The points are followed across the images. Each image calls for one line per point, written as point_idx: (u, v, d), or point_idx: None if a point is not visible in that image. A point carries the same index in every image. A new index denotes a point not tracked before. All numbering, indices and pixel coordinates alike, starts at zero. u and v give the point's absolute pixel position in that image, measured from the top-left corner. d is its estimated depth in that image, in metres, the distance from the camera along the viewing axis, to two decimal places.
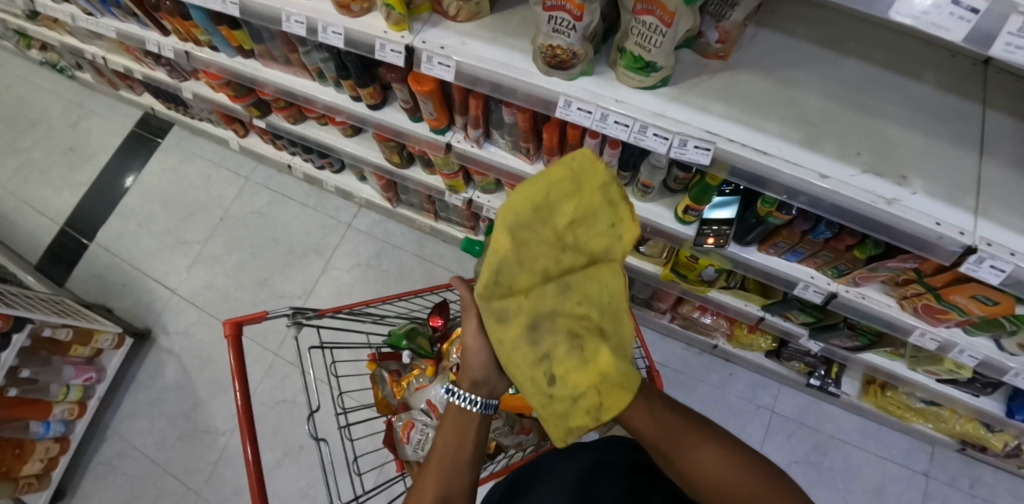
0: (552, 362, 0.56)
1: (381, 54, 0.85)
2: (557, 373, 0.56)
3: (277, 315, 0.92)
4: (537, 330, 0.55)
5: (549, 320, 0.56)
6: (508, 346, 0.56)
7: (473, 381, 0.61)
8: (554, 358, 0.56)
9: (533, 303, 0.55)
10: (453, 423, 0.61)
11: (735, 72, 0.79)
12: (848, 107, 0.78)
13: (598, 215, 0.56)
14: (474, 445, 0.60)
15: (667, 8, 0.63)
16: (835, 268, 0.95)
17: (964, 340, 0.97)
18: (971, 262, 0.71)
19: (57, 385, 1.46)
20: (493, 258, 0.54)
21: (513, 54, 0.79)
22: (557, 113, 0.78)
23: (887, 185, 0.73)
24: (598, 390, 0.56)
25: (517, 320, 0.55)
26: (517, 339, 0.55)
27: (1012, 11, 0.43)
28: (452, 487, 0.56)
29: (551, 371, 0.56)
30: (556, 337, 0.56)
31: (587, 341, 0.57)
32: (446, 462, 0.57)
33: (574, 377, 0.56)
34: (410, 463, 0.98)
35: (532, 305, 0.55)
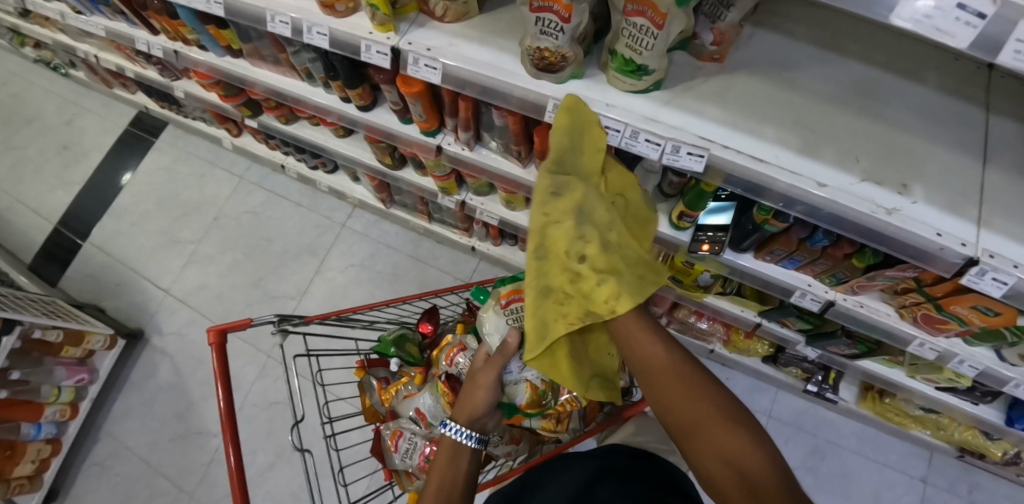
0: (582, 239, 0.61)
1: (366, 55, 0.83)
2: (588, 250, 0.60)
3: (262, 322, 0.90)
4: (578, 207, 0.62)
5: (583, 202, 0.62)
6: (543, 229, 0.63)
7: (467, 417, 0.72)
8: (584, 236, 0.60)
9: (574, 188, 0.63)
10: (449, 450, 0.67)
11: (731, 74, 0.77)
12: (848, 111, 0.76)
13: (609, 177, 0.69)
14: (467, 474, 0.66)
15: (659, 9, 0.60)
16: (833, 276, 0.93)
17: (964, 351, 0.95)
18: (973, 275, 0.68)
19: (48, 386, 1.45)
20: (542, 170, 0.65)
21: (501, 55, 0.77)
22: (546, 118, 0.75)
23: (887, 194, 0.71)
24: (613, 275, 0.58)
25: (558, 195, 0.63)
26: (557, 213, 0.62)
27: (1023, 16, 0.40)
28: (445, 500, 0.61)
29: (582, 248, 0.60)
30: (585, 223, 0.61)
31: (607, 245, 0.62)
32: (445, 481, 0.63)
33: (592, 261, 0.59)
34: (398, 473, 0.97)
35: (569, 188, 0.63)
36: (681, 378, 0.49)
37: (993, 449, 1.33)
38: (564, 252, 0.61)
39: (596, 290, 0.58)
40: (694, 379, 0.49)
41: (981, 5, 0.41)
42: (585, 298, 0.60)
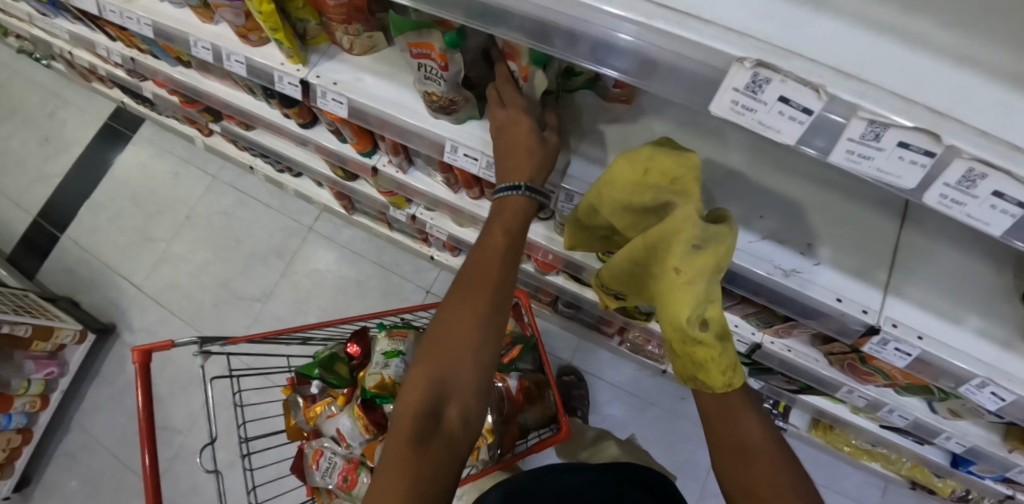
0: (707, 300, 0.54)
1: (280, 85, 0.83)
2: (712, 313, 0.53)
3: (183, 344, 0.92)
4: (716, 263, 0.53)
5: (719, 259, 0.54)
6: (680, 276, 0.53)
7: (521, 168, 0.62)
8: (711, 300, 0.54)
9: (717, 232, 0.54)
10: (504, 214, 0.63)
11: (640, 118, 0.74)
12: (761, 162, 0.73)
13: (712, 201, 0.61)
14: (523, 236, 0.64)
15: (522, 61, 0.62)
16: (758, 319, 0.94)
17: (894, 401, 0.95)
18: (876, 343, 0.68)
19: (17, 380, 1.51)
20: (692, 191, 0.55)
21: (404, 92, 0.76)
22: (445, 158, 0.74)
23: (788, 254, 0.69)
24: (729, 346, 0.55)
25: (697, 244, 0.53)
26: (695, 266, 0.52)
27: (853, 115, 0.37)
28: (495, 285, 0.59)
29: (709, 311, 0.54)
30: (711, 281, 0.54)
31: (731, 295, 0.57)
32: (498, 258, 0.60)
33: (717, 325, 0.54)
34: (319, 490, 0.99)
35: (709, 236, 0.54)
36: (765, 451, 0.56)
37: (942, 486, 1.32)
38: (687, 315, 0.52)
39: (716, 362, 0.53)
40: (774, 447, 0.57)
41: (806, 100, 0.37)
42: (695, 369, 0.55)
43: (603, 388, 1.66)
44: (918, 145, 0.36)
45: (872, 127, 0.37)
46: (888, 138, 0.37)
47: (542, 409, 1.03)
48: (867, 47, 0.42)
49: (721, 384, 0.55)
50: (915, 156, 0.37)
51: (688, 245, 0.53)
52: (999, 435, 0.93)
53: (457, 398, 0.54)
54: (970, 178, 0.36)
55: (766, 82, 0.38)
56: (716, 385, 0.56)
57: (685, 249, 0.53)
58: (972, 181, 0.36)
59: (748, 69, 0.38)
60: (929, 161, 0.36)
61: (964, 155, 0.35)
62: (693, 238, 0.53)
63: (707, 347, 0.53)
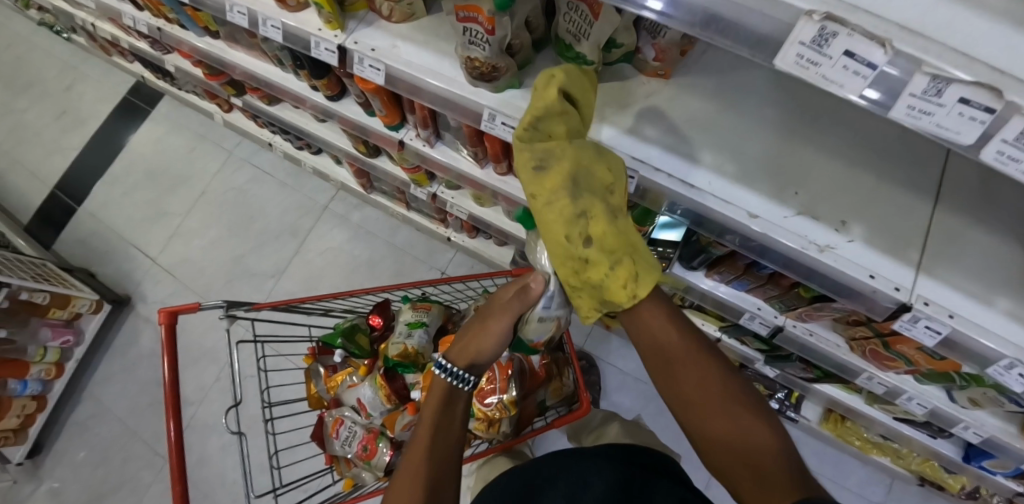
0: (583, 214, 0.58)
1: (316, 51, 0.82)
2: (594, 230, 0.58)
3: (210, 307, 0.93)
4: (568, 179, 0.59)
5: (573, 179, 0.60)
6: (543, 200, 0.59)
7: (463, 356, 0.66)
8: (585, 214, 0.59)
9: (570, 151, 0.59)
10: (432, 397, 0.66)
11: (678, 92, 0.75)
12: (795, 141, 0.74)
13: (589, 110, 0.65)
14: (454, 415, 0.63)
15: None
16: (781, 302, 0.93)
17: (913, 388, 0.95)
18: (906, 321, 0.67)
19: (33, 346, 1.52)
20: (533, 105, 0.59)
21: (443, 60, 0.76)
22: (482, 127, 0.75)
23: (822, 230, 0.70)
24: (630, 257, 0.57)
25: (542, 166, 0.59)
26: (546, 187, 0.58)
27: (916, 71, 0.38)
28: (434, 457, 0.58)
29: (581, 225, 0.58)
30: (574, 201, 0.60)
31: (613, 208, 0.61)
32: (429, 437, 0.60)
33: (605, 237, 0.58)
34: (338, 459, 1.00)
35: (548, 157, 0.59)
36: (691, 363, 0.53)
37: (951, 483, 1.32)
38: (564, 236, 0.58)
39: (613, 273, 0.56)
40: (722, 385, 0.53)
41: (871, 55, 0.39)
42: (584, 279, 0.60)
43: (613, 375, 1.66)
44: (980, 101, 0.36)
45: (934, 83, 0.37)
46: (950, 94, 0.37)
47: (559, 388, 1.03)
48: (928, 6, 0.42)
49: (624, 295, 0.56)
50: (975, 113, 0.36)
51: (532, 170, 0.59)
52: (1016, 426, 0.93)
53: None
54: None
55: (832, 35, 0.39)
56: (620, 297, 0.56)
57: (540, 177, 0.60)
58: None
59: (816, 22, 0.39)
60: (989, 118, 0.36)
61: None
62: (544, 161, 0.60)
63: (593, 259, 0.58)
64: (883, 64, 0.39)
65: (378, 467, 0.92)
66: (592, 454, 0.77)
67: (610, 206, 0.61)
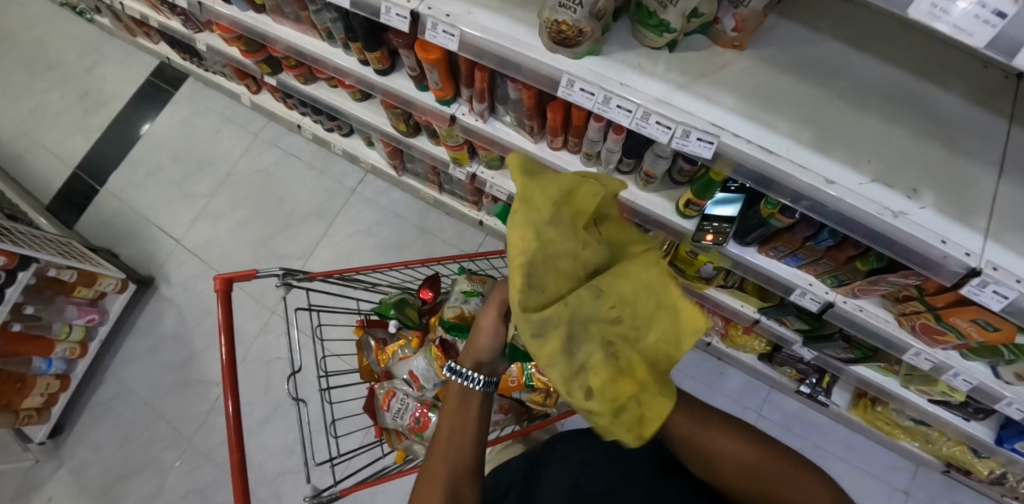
0: (621, 336, 0.46)
1: (386, 18, 0.82)
2: (598, 383, 0.44)
3: (267, 274, 0.93)
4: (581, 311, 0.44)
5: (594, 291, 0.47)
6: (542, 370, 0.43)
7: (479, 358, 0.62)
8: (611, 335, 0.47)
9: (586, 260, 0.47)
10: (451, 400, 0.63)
11: (750, 64, 0.77)
12: (864, 112, 0.75)
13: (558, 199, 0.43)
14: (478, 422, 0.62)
15: None
16: (834, 277, 0.95)
17: (960, 364, 0.96)
18: (974, 285, 0.68)
19: (59, 324, 1.51)
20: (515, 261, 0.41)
21: (519, 27, 0.77)
22: (559, 93, 0.75)
23: (895, 197, 0.71)
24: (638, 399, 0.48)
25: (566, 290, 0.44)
26: (541, 354, 0.42)
27: None
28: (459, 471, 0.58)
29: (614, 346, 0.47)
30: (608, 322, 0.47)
31: (620, 348, 0.46)
32: (451, 445, 0.59)
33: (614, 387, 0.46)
34: (388, 431, 1.00)
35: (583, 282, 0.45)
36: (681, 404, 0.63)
37: (980, 468, 1.33)
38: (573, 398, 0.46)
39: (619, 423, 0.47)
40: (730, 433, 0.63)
41: (1001, 3, 0.40)
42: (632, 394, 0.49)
43: None
44: None
45: None
46: None
47: None
48: None
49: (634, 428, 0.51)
50: None
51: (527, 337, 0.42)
52: None
53: None
54: None
55: None
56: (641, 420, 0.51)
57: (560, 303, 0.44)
58: None
59: None
60: None
61: None
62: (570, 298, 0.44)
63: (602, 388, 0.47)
64: (1013, 13, 0.40)
65: None
66: (601, 440, 0.80)
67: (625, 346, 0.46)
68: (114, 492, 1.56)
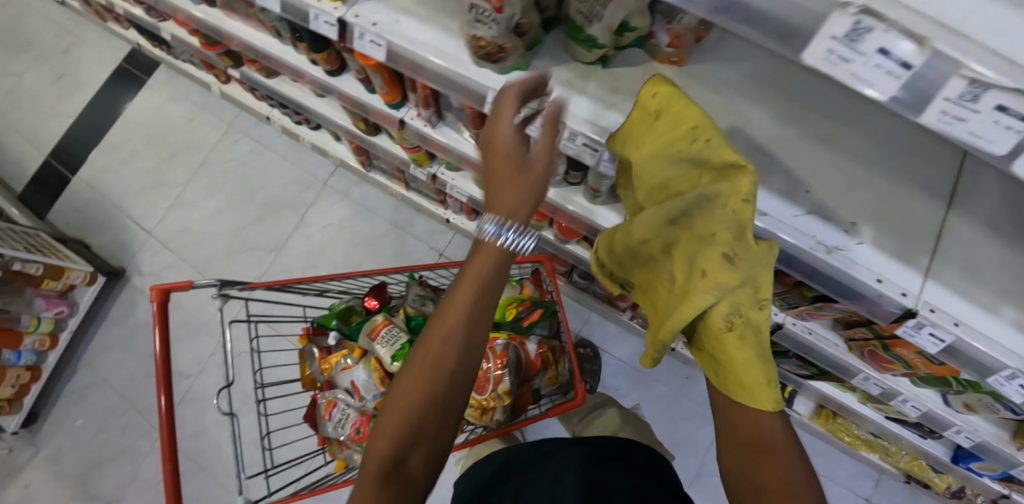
0: (752, 311, 0.56)
1: (314, 24, 0.79)
2: (716, 324, 0.56)
3: (202, 286, 0.92)
4: (745, 275, 0.55)
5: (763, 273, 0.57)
6: (706, 290, 0.55)
7: (511, 195, 0.53)
8: (757, 318, 0.56)
9: None
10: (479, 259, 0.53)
11: (688, 83, 0.72)
12: (811, 139, 0.71)
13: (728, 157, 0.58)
14: (498, 288, 0.53)
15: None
16: (783, 300, 0.93)
17: (909, 391, 0.95)
18: (910, 327, 0.66)
19: (27, 316, 1.52)
20: (734, 181, 0.55)
21: (447, 37, 0.73)
22: (485, 109, 0.72)
23: (831, 231, 0.67)
24: (747, 372, 0.56)
25: (733, 257, 0.55)
26: (717, 277, 0.55)
27: (954, 72, 0.35)
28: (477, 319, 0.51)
29: (756, 322, 0.56)
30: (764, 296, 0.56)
31: (753, 311, 0.56)
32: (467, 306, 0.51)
33: (734, 351, 0.56)
34: (331, 441, 1.00)
35: (752, 254, 0.55)
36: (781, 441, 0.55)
37: (938, 481, 1.33)
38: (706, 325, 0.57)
39: (745, 376, 0.56)
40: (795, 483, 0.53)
41: (906, 55, 0.34)
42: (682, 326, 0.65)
43: (608, 363, 1.65)
44: (1017, 109, 0.34)
45: (971, 88, 0.34)
46: (987, 100, 0.34)
47: (555, 376, 1.03)
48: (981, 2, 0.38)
49: (772, 403, 0.55)
50: (1011, 122, 0.34)
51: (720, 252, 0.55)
52: (1008, 431, 0.95)
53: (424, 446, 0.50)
54: None
55: (867, 31, 0.34)
56: (767, 402, 0.55)
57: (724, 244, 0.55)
58: None
59: (850, 15, 0.34)
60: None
61: None
62: (701, 245, 0.58)
63: (705, 335, 0.58)
64: (917, 65, 0.35)
65: None
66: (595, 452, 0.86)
67: (751, 308, 0.56)
68: (90, 478, 1.60)
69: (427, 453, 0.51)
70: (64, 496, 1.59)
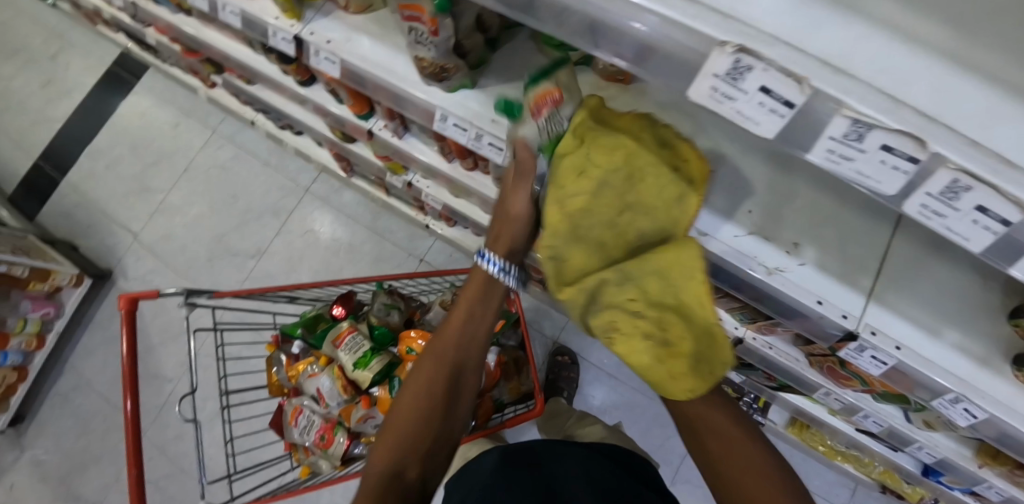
0: (635, 328, 0.54)
1: (273, 40, 0.80)
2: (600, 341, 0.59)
3: (169, 294, 0.93)
4: (590, 304, 0.57)
5: (646, 277, 0.52)
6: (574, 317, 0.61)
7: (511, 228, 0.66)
8: (637, 328, 0.53)
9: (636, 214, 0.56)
10: (473, 287, 0.67)
11: (635, 101, 0.73)
12: (757, 157, 0.71)
13: (565, 188, 0.57)
14: (489, 312, 0.67)
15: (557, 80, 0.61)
16: (742, 314, 0.94)
17: (870, 407, 0.95)
18: (852, 349, 0.67)
19: (13, 318, 1.55)
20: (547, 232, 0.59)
21: (398, 54, 0.74)
22: (435, 126, 0.74)
23: (772, 251, 0.68)
24: (655, 378, 0.55)
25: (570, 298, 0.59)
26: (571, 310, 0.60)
27: (837, 111, 0.35)
28: (467, 348, 0.65)
29: (641, 329, 0.53)
30: (636, 309, 0.53)
31: (635, 331, 0.54)
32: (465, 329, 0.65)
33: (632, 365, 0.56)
34: (296, 447, 1.02)
35: (573, 298, 0.58)
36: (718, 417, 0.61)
37: (911, 493, 1.33)
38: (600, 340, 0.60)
39: (651, 382, 0.56)
40: (743, 439, 0.60)
41: (788, 92, 0.35)
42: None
43: (586, 370, 1.66)
44: (901, 149, 0.35)
45: (855, 127, 0.35)
46: (872, 139, 0.35)
47: (517, 385, 1.07)
48: (859, 44, 0.40)
49: (683, 393, 0.55)
50: (898, 162, 0.35)
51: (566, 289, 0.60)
52: (969, 449, 0.94)
53: (416, 462, 0.59)
54: (954, 189, 0.35)
55: (747, 70, 0.35)
56: (679, 393, 0.55)
57: (560, 271, 0.60)
58: (956, 193, 0.35)
59: (729, 54, 0.35)
60: (913, 168, 0.35)
61: (948, 164, 0.34)
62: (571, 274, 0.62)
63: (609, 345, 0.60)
64: (801, 103, 0.36)
65: (334, 456, 0.96)
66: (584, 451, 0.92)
67: (626, 328, 0.54)
68: (73, 479, 1.63)
69: (419, 467, 0.59)
70: (49, 495, 1.62)
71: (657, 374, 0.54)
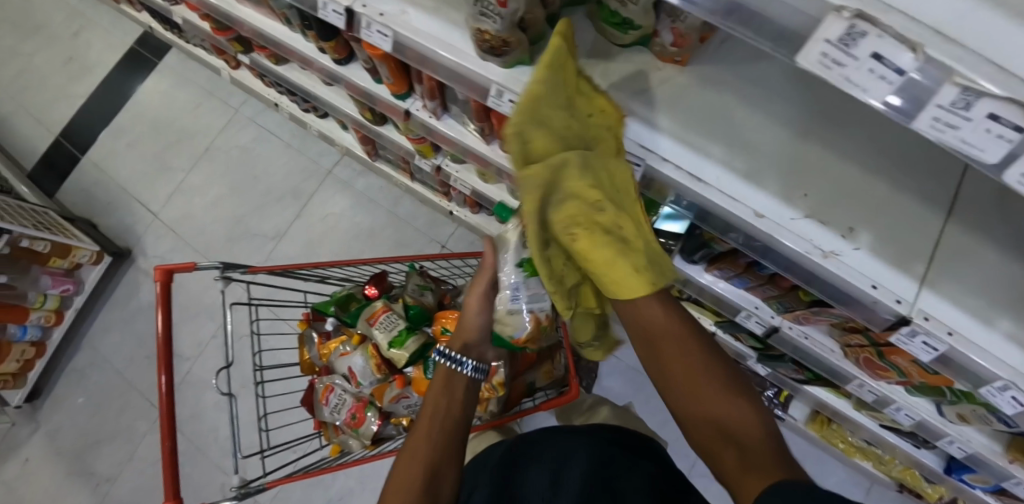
0: (593, 216, 0.62)
1: (323, 12, 0.80)
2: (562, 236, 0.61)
3: (206, 267, 0.93)
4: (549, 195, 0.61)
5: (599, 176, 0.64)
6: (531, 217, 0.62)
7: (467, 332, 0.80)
8: (598, 219, 0.62)
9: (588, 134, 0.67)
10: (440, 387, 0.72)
11: (691, 82, 0.72)
12: (812, 141, 0.71)
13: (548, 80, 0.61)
14: (459, 405, 0.71)
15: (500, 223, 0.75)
16: (779, 303, 0.93)
17: (903, 399, 0.95)
18: (903, 335, 0.67)
19: (34, 292, 1.54)
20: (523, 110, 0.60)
21: (453, 30, 0.73)
22: (489, 102, 0.73)
23: (828, 236, 0.68)
24: (613, 267, 0.59)
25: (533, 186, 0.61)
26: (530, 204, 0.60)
27: (946, 80, 0.35)
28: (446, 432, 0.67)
29: (599, 223, 0.62)
30: (594, 198, 0.62)
31: (594, 217, 0.61)
32: (440, 416, 0.68)
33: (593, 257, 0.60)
34: (326, 425, 1.02)
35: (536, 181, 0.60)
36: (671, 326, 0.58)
37: (930, 492, 1.33)
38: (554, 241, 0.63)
39: (606, 273, 0.59)
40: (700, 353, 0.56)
41: (900, 60, 0.36)
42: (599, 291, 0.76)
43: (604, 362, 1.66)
44: (1009, 118, 0.33)
45: (963, 95, 0.34)
46: (979, 108, 0.34)
47: (549, 371, 1.06)
48: (968, 13, 0.39)
49: (645, 286, 0.59)
50: (1003, 130, 0.34)
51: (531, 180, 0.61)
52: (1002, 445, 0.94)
53: None
54: None
55: (862, 35, 0.36)
56: (638, 289, 0.59)
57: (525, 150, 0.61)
58: None
59: (845, 19, 0.36)
60: (1018, 137, 0.34)
61: None
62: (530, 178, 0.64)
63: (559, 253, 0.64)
64: (911, 72, 0.36)
65: (365, 436, 0.95)
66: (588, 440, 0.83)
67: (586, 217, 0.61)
68: (88, 456, 1.63)
69: None
70: (64, 471, 1.62)
71: (610, 265, 0.60)
